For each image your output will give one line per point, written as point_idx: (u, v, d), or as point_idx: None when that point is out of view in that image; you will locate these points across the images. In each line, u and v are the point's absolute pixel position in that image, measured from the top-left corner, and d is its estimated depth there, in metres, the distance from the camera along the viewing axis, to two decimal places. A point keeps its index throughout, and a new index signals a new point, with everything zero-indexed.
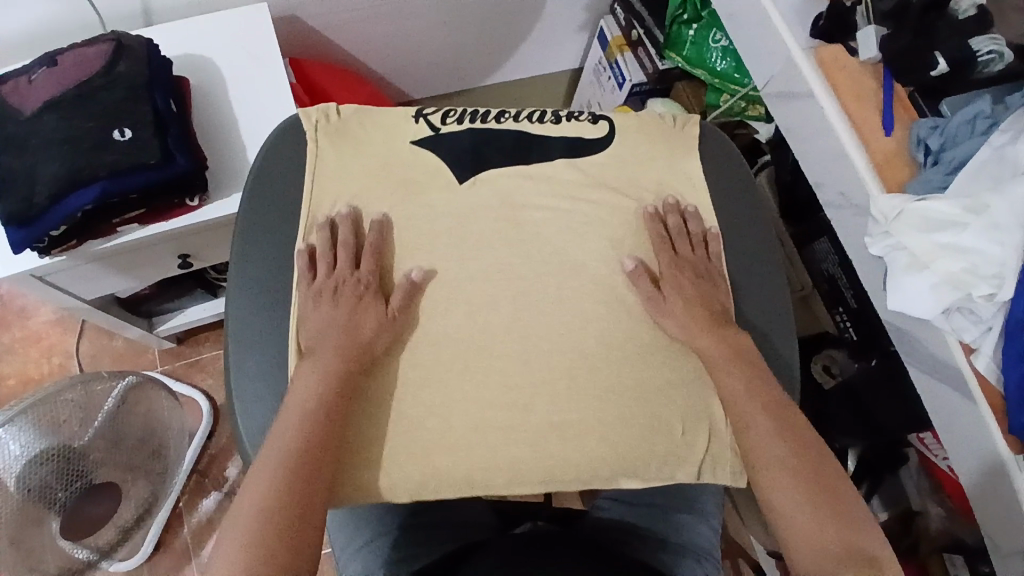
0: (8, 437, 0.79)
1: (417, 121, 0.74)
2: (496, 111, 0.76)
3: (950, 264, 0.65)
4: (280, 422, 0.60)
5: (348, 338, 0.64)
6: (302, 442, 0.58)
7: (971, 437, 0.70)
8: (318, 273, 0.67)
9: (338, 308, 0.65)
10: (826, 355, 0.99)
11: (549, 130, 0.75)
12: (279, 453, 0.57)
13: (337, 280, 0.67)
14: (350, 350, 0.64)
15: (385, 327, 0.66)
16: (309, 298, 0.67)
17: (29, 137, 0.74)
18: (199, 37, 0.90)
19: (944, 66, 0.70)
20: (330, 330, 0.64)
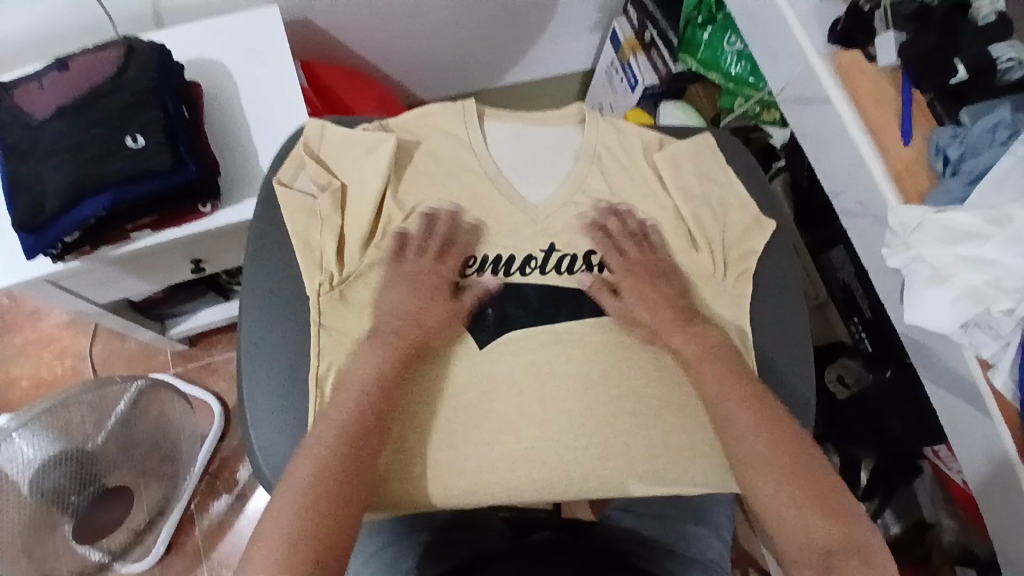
0: (22, 442, 0.78)
1: (432, 277, 0.68)
2: (522, 259, 0.69)
3: (971, 276, 0.63)
4: (338, 399, 0.62)
5: (411, 322, 0.66)
6: (353, 422, 0.60)
7: (988, 456, 0.68)
8: (407, 255, 0.68)
9: (411, 291, 0.67)
10: (839, 363, 0.96)
11: (581, 284, 0.69)
12: (331, 430, 0.59)
13: (416, 265, 0.68)
14: (414, 335, 0.65)
15: (451, 320, 0.67)
16: (393, 273, 0.68)
17: (41, 145, 0.74)
18: (209, 41, 0.90)
19: (963, 74, 0.70)
20: (395, 315, 0.66)
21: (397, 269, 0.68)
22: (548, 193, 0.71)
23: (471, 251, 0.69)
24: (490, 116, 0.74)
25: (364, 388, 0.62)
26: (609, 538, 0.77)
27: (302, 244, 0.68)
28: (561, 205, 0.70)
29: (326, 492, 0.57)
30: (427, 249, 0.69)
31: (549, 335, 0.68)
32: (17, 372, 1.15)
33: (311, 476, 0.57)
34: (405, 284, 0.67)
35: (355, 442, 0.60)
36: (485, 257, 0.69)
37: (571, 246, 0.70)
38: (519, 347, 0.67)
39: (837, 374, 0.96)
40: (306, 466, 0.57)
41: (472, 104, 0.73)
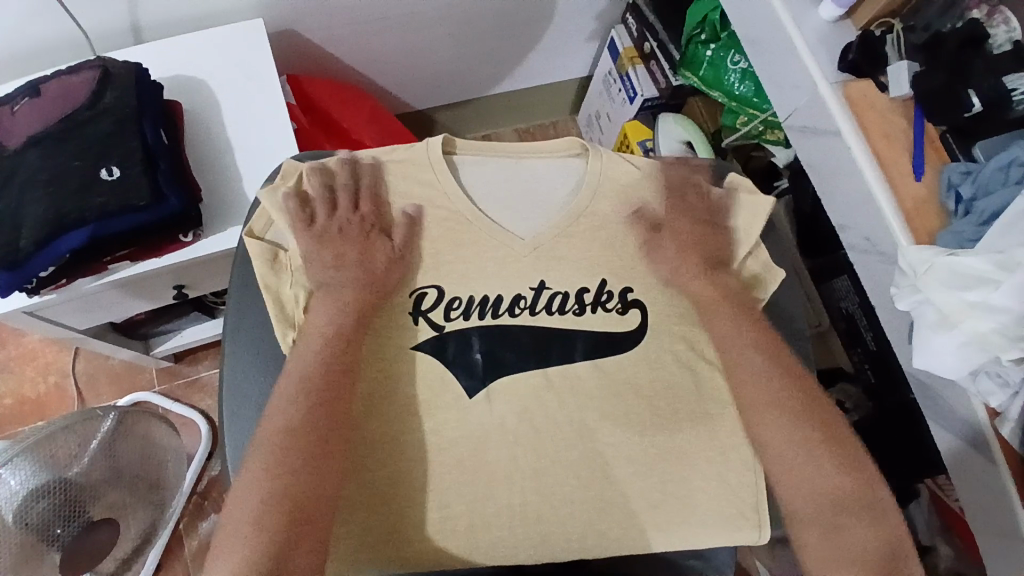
0: (8, 474, 0.77)
1: (417, 322, 0.66)
2: (510, 299, 0.67)
3: (980, 324, 0.61)
4: (292, 360, 0.62)
5: (368, 274, 0.65)
6: (317, 378, 0.61)
7: (989, 498, 0.67)
8: (317, 214, 0.66)
9: (350, 247, 0.66)
10: (839, 389, 0.94)
11: (571, 325, 0.67)
12: (291, 387, 0.60)
13: (339, 221, 0.66)
14: (367, 286, 0.65)
15: (393, 264, 0.66)
16: (310, 237, 0.65)
17: (12, 175, 0.70)
18: (191, 57, 0.85)
19: (978, 107, 0.67)
20: (348, 269, 0.65)
21: (323, 225, 0.66)
22: (536, 226, 0.68)
23: (455, 293, 0.67)
24: (461, 151, 0.70)
25: (323, 336, 0.63)
26: None
27: (275, 297, 0.65)
28: (552, 237, 0.67)
29: (297, 460, 0.58)
30: (354, 201, 0.67)
31: (538, 380, 0.66)
32: None
33: (276, 442, 0.58)
34: (335, 241, 0.65)
35: (323, 397, 0.61)
36: (471, 299, 0.67)
37: (563, 285, 0.68)
38: (517, 399, 0.65)
39: (837, 399, 0.94)
40: (276, 427, 0.59)
41: (438, 142, 0.69)
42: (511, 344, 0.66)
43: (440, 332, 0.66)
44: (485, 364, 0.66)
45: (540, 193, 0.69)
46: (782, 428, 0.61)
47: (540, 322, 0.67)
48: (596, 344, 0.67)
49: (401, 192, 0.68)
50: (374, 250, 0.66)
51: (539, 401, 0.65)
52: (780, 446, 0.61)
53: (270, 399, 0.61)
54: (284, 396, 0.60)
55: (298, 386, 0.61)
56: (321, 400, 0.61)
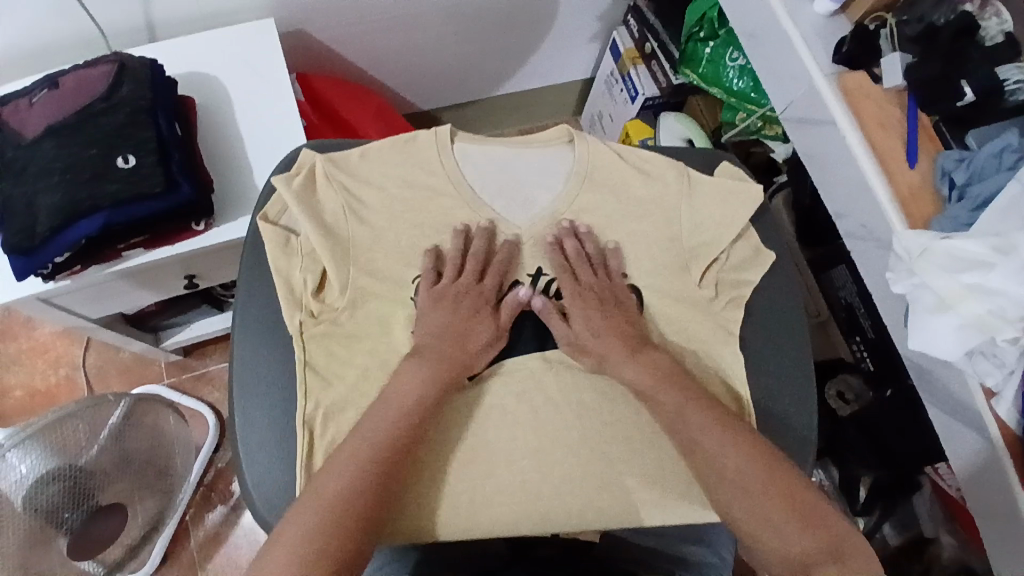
0: (17, 459, 0.78)
1: None
2: (507, 284, 0.69)
3: (974, 307, 0.62)
4: (372, 416, 0.60)
5: (457, 344, 0.64)
6: (392, 443, 0.58)
7: (988, 478, 0.68)
8: (443, 276, 0.67)
9: (453, 313, 0.65)
10: (840, 380, 0.96)
11: (569, 309, 0.68)
12: (368, 448, 0.57)
13: (460, 289, 0.66)
14: (452, 361, 0.64)
15: (496, 342, 0.66)
16: (429, 298, 0.66)
17: (29, 163, 0.73)
18: (204, 54, 0.88)
19: (970, 96, 0.68)
20: (444, 334, 0.65)
21: (444, 289, 0.66)
22: (531, 211, 0.70)
23: (455, 280, 0.68)
24: (460, 138, 0.71)
25: (405, 402, 0.60)
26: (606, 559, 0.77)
27: (285, 281, 0.67)
28: (546, 224, 0.70)
29: (347, 526, 0.53)
30: (479, 272, 0.68)
31: (534, 360, 0.68)
32: (10, 382, 1.14)
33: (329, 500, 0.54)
34: (447, 309, 0.66)
35: (386, 459, 0.57)
36: (470, 286, 0.68)
37: (560, 270, 0.68)
38: (518, 379, 0.67)
39: (837, 390, 0.96)
40: (336, 485, 0.55)
41: (444, 130, 0.71)
42: (510, 327, 0.68)
43: None
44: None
45: (536, 181, 0.71)
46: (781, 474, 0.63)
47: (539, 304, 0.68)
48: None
49: (401, 177, 0.69)
50: (476, 331, 0.66)
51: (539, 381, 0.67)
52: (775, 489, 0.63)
53: (334, 453, 0.57)
54: (352, 455, 0.57)
55: (373, 445, 0.58)
56: (385, 466, 0.57)
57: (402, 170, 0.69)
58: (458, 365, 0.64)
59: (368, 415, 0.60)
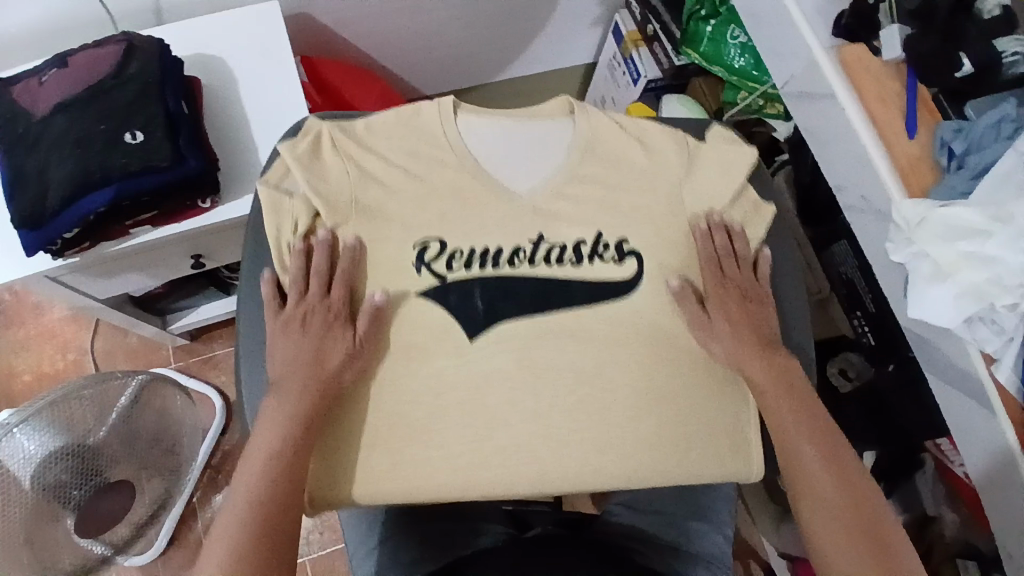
0: (24, 436, 0.80)
1: (418, 271, 0.67)
2: (509, 250, 0.69)
3: (973, 274, 0.63)
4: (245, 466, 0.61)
5: (316, 369, 0.64)
6: (265, 491, 0.59)
7: (989, 446, 0.68)
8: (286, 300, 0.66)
9: (306, 337, 0.65)
10: (842, 358, 0.98)
11: (569, 274, 0.69)
12: (240, 503, 0.59)
13: (305, 310, 0.66)
14: (316, 382, 0.63)
15: (352, 357, 0.65)
16: (277, 326, 0.66)
17: (40, 139, 0.74)
18: (210, 36, 0.89)
19: (969, 69, 0.68)
20: (298, 363, 0.64)
21: (291, 312, 0.65)
22: (538, 177, 0.70)
23: (457, 246, 0.68)
24: (463, 110, 0.72)
25: (269, 451, 0.61)
26: (608, 533, 0.78)
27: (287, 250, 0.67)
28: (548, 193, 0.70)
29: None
30: (326, 287, 0.66)
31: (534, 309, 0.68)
32: (18, 366, 1.15)
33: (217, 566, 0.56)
34: (293, 334, 0.65)
35: (267, 509, 0.59)
36: (472, 251, 0.68)
37: (558, 237, 0.69)
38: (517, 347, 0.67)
39: (838, 368, 0.97)
40: (218, 548, 0.57)
41: (447, 100, 0.72)
42: (512, 292, 0.68)
43: (443, 282, 0.67)
44: (485, 309, 0.67)
45: (540, 147, 0.72)
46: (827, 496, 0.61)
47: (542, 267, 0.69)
48: (591, 287, 0.68)
49: (405, 146, 0.70)
50: (335, 343, 0.65)
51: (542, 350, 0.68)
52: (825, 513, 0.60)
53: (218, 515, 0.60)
54: (231, 515, 0.59)
55: (239, 499, 0.59)
56: (262, 517, 0.58)
57: (410, 137, 0.70)
58: (324, 390, 0.64)
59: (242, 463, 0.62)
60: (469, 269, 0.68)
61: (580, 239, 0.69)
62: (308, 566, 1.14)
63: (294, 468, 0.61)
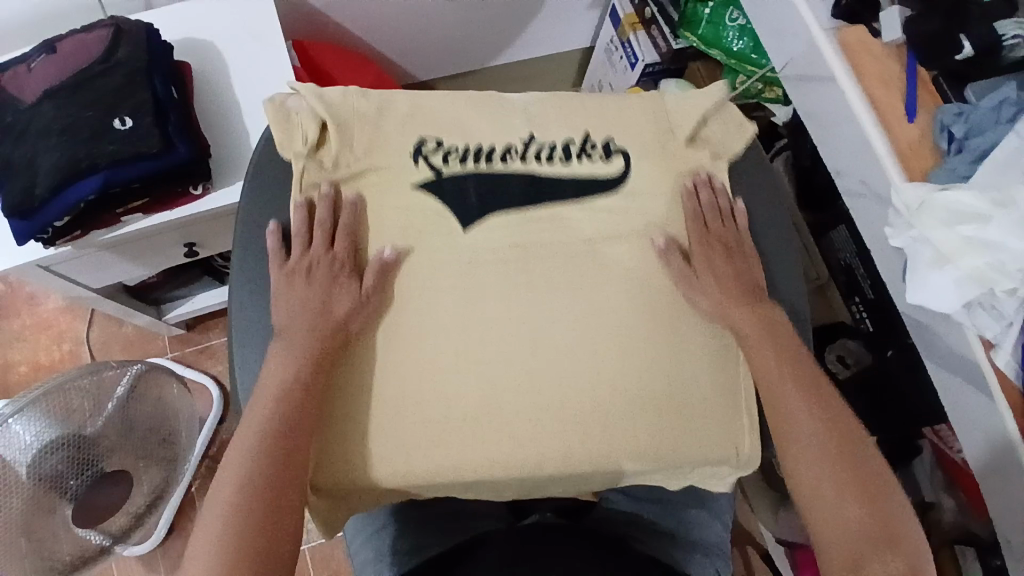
0: (19, 427, 0.80)
1: (417, 163, 0.68)
2: (501, 149, 0.70)
3: (973, 257, 0.62)
4: (254, 408, 0.61)
5: (321, 317, 0.64)
6: (275, 424, 0.59)
7: (988, 433, 0.68)
8: (291, 253, 0.67)
9: (313, 286, 0.65)
10: (840, 344, 0.95)
11: (561, 170, 0.70)
12: (251, 442, 0.59)
13: (311, 261, 0.66)
14: (322, 329, 0.63)
15: (360, 305, 0.64)
16: (281, 277, 0.66)
17: (29, 127, 0.73)
18: (201, 20, 0.88)
19: (969, 51, 0.67)
20: (301, 308, 0.64)
21: (296, 264, 0.66)
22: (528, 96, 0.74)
23: (453, 143, 0.69)
24: None
25: (283, 389, 0.61)
26: (606, 520, 0.78)
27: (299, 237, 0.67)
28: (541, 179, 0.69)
29: (245, 525, 0.55)
30: (329, 238, 0.66)
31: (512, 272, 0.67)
32: (14, 357, 1.15)
33: (226, 509, 0.56)
34: (301, 280, 0.65)
35: (280, 448, 0.58)
36: (466, 146, 0.69)
37: (550, 138, 0.71)
38: (513, 333, 0.65)
39: (837, 354, 0.95)
40: (224, 487, 0.57)
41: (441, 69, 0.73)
42: (505, 264, 0.67)
43: (439, 175, 0.68)
44: (479, 200, 0.68)
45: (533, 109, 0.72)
46: (816, 448, 0.61)
47: (528, 240, 0.68)
48: (580, 187, 0.69)
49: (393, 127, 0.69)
50: (338, 299, 0.64)
51: (535, 338, 0.66)
52: (810, 464, 0.60)
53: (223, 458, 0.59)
54: (242, 445, 0.59)
55: (262, 437, 0.59)
56: (276, 455, 0.58)
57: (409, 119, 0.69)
58: (337, 336, 0.64)
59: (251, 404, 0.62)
60: (464, 164, 0.69)
61: (568, 142, 0.71)
62: (307, 553, 1.14)
63: (303, 407, 0.61)
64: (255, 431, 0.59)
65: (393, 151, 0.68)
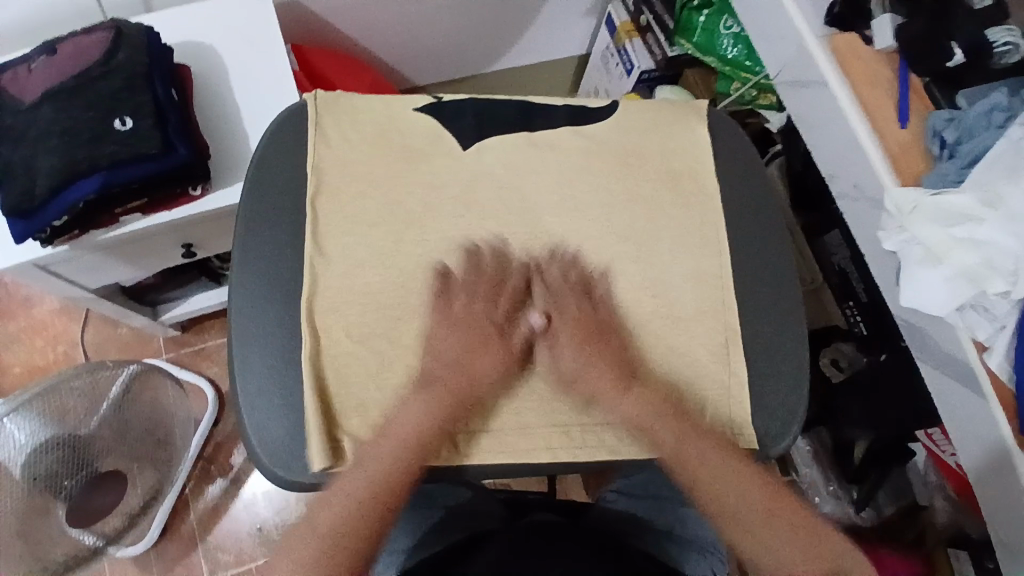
0: (14, 425, 0.79)
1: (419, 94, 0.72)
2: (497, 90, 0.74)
3: (966, 258, 0.63)
4: (370, 452, 0.59)
5: (462, 375, 0.61)
6: (390, 469, 0.58)
7: (983, 437, 0.68)
8: (456, 296, 0.63)
9: (461, 336, 0.62)
10: (833, 348, 0.97)
11: (552, 100, 0.73)
12: (364, 485, 0.58)
13: (473, 311, 0.63)
14: (461, 389, 0.61)
15: (508, 364, 0.63)
16: (342, 274, 0.63)
17: (27, 127, 0.73)
18: (201, 23, 0.88)
19: (960, 57, 0.69)
20: (452, 366, 0.62)
21: (458, 312, 0.63)
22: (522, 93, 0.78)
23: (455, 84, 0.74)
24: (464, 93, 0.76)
25: (408, 442, 0.59)
26: (603, 519, 0.78)
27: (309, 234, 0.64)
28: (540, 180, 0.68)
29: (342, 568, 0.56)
30: (496, 290, 0.64)
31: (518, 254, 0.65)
32: (8, 360, 1.14)
33: (317, 545, 0.56)
34: (453, 328, 0.62)
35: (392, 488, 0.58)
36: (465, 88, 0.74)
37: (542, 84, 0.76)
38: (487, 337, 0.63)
39: (831, 358, 0.97)
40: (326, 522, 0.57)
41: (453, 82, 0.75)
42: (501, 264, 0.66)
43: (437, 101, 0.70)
44: None
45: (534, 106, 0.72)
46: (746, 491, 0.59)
47: None
48: (575, 114, 0.72)
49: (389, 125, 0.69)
50: (484, 357, 0.62)
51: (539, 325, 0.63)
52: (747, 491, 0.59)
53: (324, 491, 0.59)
54: (336, 494, 0.58)
55: (373, 479, 0.58)
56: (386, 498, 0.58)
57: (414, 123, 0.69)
58: (466, 397, 0.61)
59: (358, 452, 0.60)
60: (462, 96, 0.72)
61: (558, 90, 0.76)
62: None
63: (426, 450, 0.60)
64: (373, 474, 0.58)
65: (387, 142, 0.67)
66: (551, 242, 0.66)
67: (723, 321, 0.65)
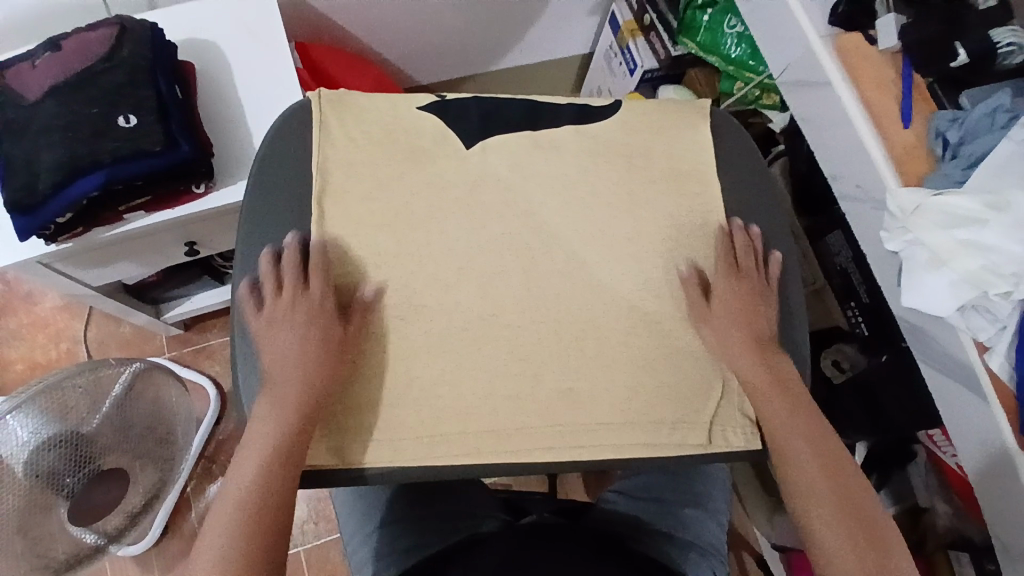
0: (16, 423, 0.80)
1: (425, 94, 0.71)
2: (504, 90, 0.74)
3: (969, 262, 0.63)
4: (240, 466, 0.57)
5: (304, 373, 0.59)
6: (261, 479, 0.56)
7: (986, 441, 0.68)
8: (266, 295, 0.62)
9: (296, 330, 0.60)
10: (836, 348, 0.98)
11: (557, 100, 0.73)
12: (234, 502, 0.55)
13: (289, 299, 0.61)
14: (305, 388, 0.59)
15: (336, 363, 0.61)
16: (262, 325, 0.61)
17: (30, 123, 0.73)
18: (204, 21, 0.89)
19: (965, 57, 0.69)
20: (288, 362, 0.60)
21: (284, 300, 0.61)
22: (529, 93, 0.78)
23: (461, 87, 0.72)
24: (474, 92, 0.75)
25: (277, 442, 0.57)
26: (604, 521, 0.78)
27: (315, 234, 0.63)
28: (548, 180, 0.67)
29: None
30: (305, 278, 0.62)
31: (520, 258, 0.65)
32: (10, 356, 1.15)
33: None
34: (285, 327, 0.61)
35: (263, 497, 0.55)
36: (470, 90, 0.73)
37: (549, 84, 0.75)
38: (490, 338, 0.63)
39: (832, 359, 0.98)
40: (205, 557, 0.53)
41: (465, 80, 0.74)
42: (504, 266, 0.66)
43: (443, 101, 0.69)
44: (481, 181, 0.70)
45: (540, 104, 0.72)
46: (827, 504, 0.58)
47: None
48: (579, 114, 0.71)
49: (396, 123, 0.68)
50: (314, 348, 0.60)
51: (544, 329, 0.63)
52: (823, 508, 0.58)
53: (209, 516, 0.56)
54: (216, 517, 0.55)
55: (239, 495, 0.55)
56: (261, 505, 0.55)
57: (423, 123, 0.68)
58: (320, 391, 0.59)
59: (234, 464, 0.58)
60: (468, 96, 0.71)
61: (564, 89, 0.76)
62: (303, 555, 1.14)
63: (294, 448, 0.57)
64: (240, 490, 0.55)
65: (390, 143, 0.67)
66: (553, 242, 0.66)
67: (738, 327, 0.64)
